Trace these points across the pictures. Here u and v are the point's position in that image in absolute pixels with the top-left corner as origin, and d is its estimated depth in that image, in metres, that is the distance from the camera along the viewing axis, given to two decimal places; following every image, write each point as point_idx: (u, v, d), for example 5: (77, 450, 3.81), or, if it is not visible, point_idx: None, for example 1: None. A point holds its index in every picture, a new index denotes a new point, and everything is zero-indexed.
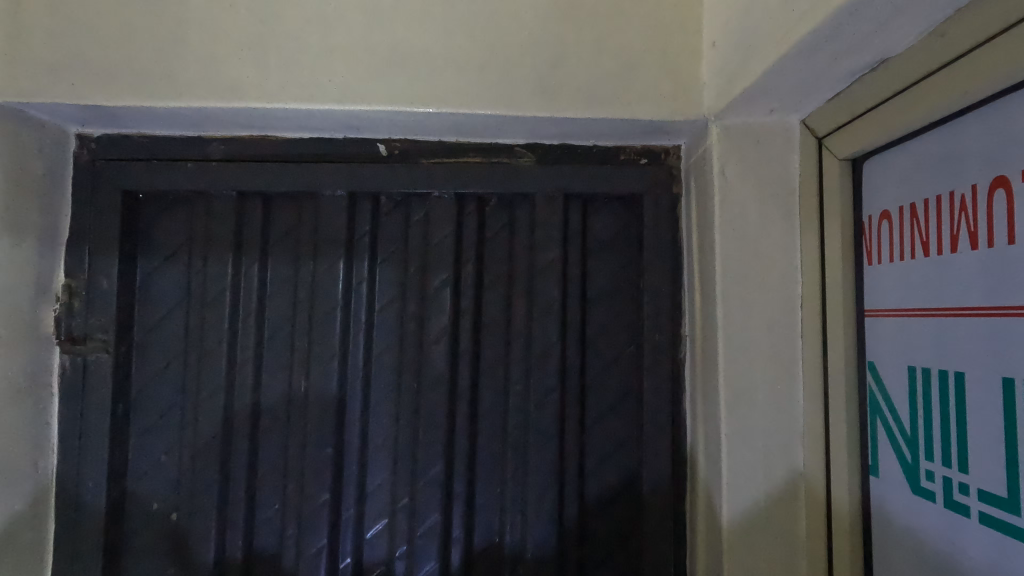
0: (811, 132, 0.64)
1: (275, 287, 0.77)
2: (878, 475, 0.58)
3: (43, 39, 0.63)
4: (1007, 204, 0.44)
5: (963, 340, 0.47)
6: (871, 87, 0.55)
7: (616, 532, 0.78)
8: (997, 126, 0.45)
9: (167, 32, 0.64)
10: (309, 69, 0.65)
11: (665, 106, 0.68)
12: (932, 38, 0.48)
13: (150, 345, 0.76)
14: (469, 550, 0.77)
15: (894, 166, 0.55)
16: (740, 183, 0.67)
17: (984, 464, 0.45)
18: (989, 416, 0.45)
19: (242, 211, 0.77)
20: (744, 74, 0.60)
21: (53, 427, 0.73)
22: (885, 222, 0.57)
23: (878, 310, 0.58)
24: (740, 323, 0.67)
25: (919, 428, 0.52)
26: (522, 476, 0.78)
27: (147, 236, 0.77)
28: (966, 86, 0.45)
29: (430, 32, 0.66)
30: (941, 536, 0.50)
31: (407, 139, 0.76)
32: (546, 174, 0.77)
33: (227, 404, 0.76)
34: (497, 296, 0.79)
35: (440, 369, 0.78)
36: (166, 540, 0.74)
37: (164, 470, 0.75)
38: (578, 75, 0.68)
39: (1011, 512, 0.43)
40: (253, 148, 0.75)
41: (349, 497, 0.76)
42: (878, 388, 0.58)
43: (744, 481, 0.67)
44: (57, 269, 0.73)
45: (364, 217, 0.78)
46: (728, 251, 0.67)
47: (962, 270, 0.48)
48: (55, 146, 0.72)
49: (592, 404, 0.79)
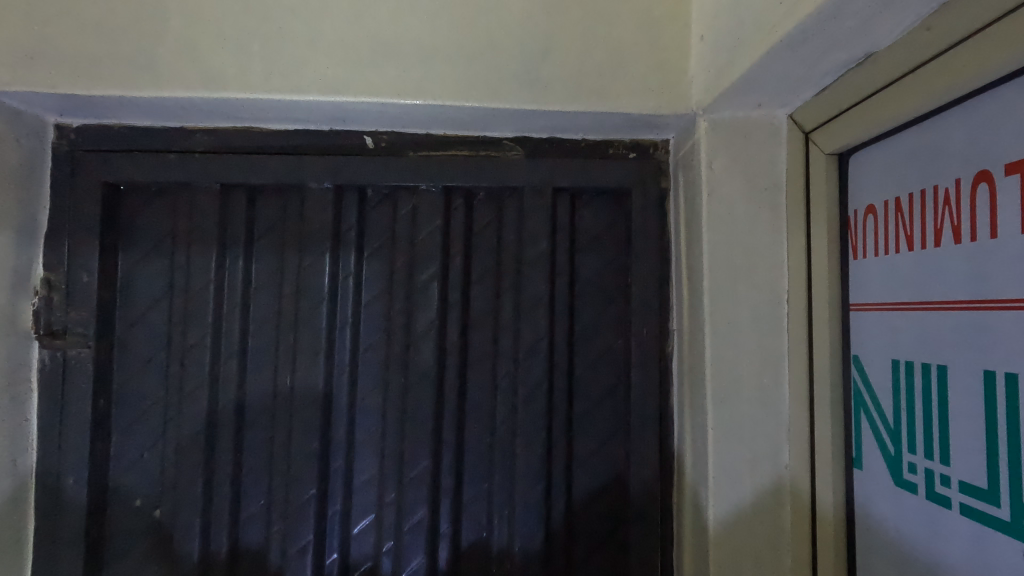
0: (798, 126, 0.63)
1: (259, 277, 0.79)
2: (861, 467, 0.56)
3: (34, 36, 0.65)
4: (990, 198, 0.42)
5: (945, 335, 0.46)
6: (857, 81, 0.53)
7: (604, 530, 0.78)
8: (981, 117, 0.43)
9: (155, 29, 0.65)
10: (294, 64, 0.65)
11: (651, 100, 0.67)
12: (917, 32, 0.46)
13: (132, 340, 0.78)
14: (457, 546, 0.78)
15: (880, 159, 0.54)
16: (724, 176, 0.66)
17: (965, 455, 0.44)
18: (970, 411, 0.43)
19: (226, 203, 0.78)
20: (731, 71, 0.58)
21: (31, 421, 0.75)
22: (870, 216, 0.55)
23: (862, 305, 0.56)
24: (725, 319, 0.65)
25: (902, 421, 0.51)
26: (507, 474, 0.77)
27: (127, 228, 0.79)
28: (953, 81, 0.43)
29: (414, 24, 0.65)
30: (925, 531, 0.48)
31: (394, 131, 0.77)
32: (533, 167, 0.77)
33: (211, 402, 0.77)
34: (485, 290, 0.80)
35: (428, 362, 0.78)
36: (150, 536, 0.76)
37: (146, 465, 0.77)
38: (564, 67, 0.66)
39: (992, 504, 0.41)
40: (243, 140, 0.76)
41: (337, 491, 0.78)
42: (862, 381, 0.56)
43: (729, 478, 0.65)
44: (36, 263, 0.75)
45: (351, 211, 0.79)
46: (714, 246, 0.65)
47: (945, 266, 0.46)
48: (33, 138, 0.74)
49: (580, 398, 0.78)
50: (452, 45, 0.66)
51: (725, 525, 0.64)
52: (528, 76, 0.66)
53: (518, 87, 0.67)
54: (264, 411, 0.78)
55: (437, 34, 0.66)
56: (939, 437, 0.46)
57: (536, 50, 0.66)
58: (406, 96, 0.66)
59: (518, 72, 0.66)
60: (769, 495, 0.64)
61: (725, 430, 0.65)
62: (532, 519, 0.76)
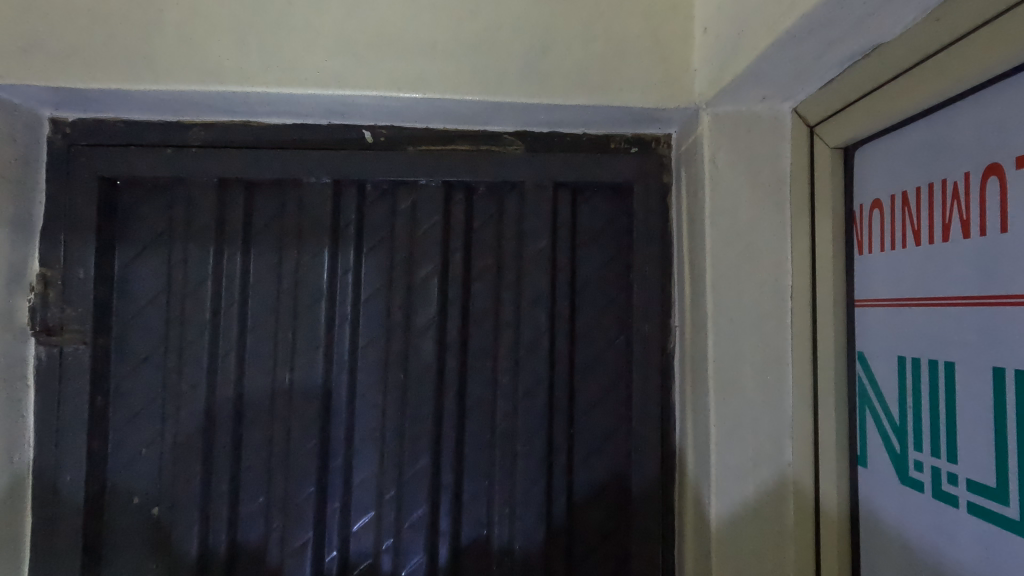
0: (803, 120, 0.62)
1: (257, 273, 0.78)
2: (866, 466, 0.56)
3: (28, 28, 0.64)
4: (1000, 191, 0.41)
5: (953, 331, 0.45)
6: (863, 75, 0.52)
7: (605, 527, 0.77)
8: (991, 109, 0.42)
9: (151, 21, 0.64)
10: (291, 56, 0.64)
11: (653, 93, 0.66)
12: (926, 23, 0.45)
13: (130, 336, 0.77)
14: (457, 543, 0.77)
15: (887, 154, 0.53)
16: (727, 170, 0.65)
17: (974, 453, 0.43)
18: (978, 408, 0.43)
19: (223, 198, 0.78)
20: (735, 63, 0.58)
21: (28, 418, 0.74)
22: (876, 211, 0.54)
23: (868, 300, 0.56)
24: (729, 315, 0.64)
25: (908, 419, 0.50)
26: (507, 471, 0.77)
27: (124, 224, 0.78)
28: (961, 73, 0.42)
29: (413, 16, 0.65)
30: (930, 529, 0.47)
31: (393, 125, 0.76)
32: (534, 162, 0.76)
33: (210, 399, 0.76)
34: (485, 286, 0.79)
35: (428, 359, 0.78)
36: (149, 533, 0.76)
37: (144, 462, 0.76)
38: (565, 60, 0.66)
39: (1001, 503, 0.41)
40: (240, 134, 0.75)
41: (336, 489, 0.77)
42: (867, 378, 0.56)
43: (732, 476, 0.64)
44: (32, 259, 0.74)
45: (349, 206, 0.78)
46: (717, 241, 0.65)
47: (953, 261, 0.45)
48: (28, 132, 0.73)
49: (581, 395, 0.78)
50: (450, 37, 0.65)
51: (727, 524, 0.64)
52: (528, 70, 0.66)
53: (518, 80, 0.66)
54: (263, 407, 0.77)
55: (437, 27, 0.65)
56: (946, 435, 0.46)
57: (536, 43, 0.65)
58: (405, 90, 0.65)
59: (519, 65, 0.65)
60: (772, 494, 0.64)
61: (728, 427, 0.64)
62: (532, 517, 0.76)
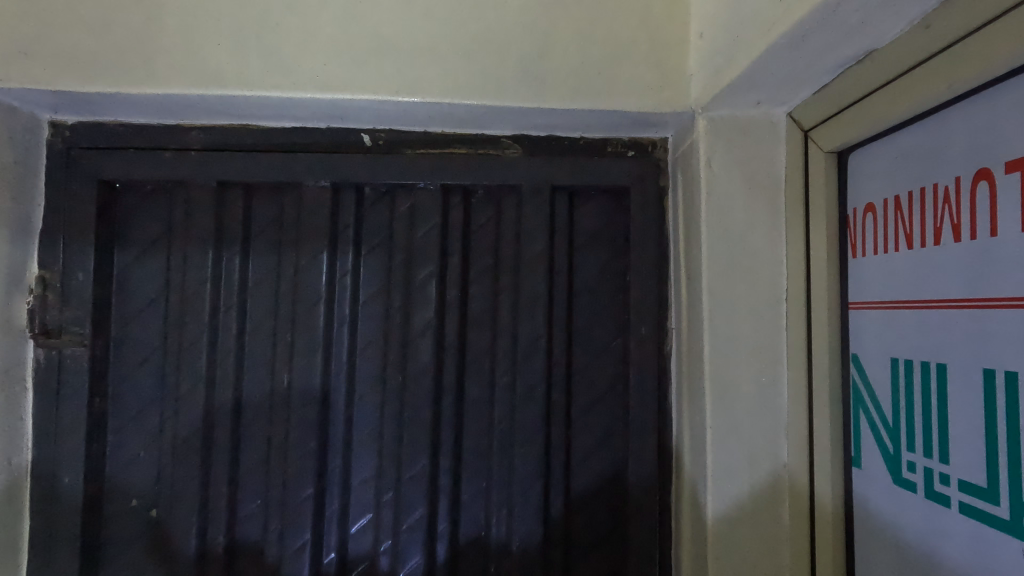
0: (798, 124, 0.63)
1: (256, 275, 0.79)
2: (860, 466, 0.56)
3: (30, 32, 0.64)
4: (990, 196, 0.42)
5: (945, 333, 0.46)
6: (856, 80, 0.53)
7: (602, 529, 0.77)
8: (981, 114, 0.43)
9: (151, 24, 0.64)
10: (291, 60, 0.65)
11: (650, 97, 0.67)
12: (916, 29, 0.46)
13: (128, 338, 0.77)
14: (455, 542, 0.77)
15: (880, 158, 0.54)
16: (724, 174, 0.65)
17: (965, 453, 0.44)
18: (969, 408, 0.43)
19: (222, 201, 0.78)
20: (730, 68, 0.58)
21: (26, 420, 0.74)
22: (870, 215, 0.55)
23: (861, 302, 0.56)
24: (724, 318, 0.65)
25: (901, 420, 0.51)
26: (505, 472, 0.77)
27: (123, 227, 0.78)
28: (950, 80, 0.43)
29: (412, 20, 0.65)
30: (923, 529, 0.48)
31: (392, 129, 0.77)
32: (532, 166, 0.77)
33: (209, 400, 0.77)
34: (483, 289, 0.79)
35: (426, 361, 0.78)
36: (146, 535, 0.76)
37: (142, 463, 0.76)
38: (563, 64, 0.66)
39: (993, 503, 0.41)
40: (239, 138, 0.76)
41: (334, 490, 0.77)
42: (861, 380, 0.56)
43: (727, 476, 0.64)
44: (30, 261, 0.74)
45: (348, 209, 0.79)
46: (714, 245, 0.65)
47: (945, 264, 0.46)
48: (27, 135, 0.73)
49: (579, 396, 0.78)
50: (449, 41, 0.65)
51: (723, 524, 0.64)
52: (526, 74, 0.66)
53: (516, 85, 0.66)
54: (262, 409, 0.77)
55: (436, 31, 0.65)
56: (939, 436, 0.46)
57: (535, 47, 0.66)
58: (404, 94, 0.66)
59: (517, 69, 0.66)
60: (767, 493, 0.65)
61: (724, 429, 0.65)
62: (530, 518, 0.76)
